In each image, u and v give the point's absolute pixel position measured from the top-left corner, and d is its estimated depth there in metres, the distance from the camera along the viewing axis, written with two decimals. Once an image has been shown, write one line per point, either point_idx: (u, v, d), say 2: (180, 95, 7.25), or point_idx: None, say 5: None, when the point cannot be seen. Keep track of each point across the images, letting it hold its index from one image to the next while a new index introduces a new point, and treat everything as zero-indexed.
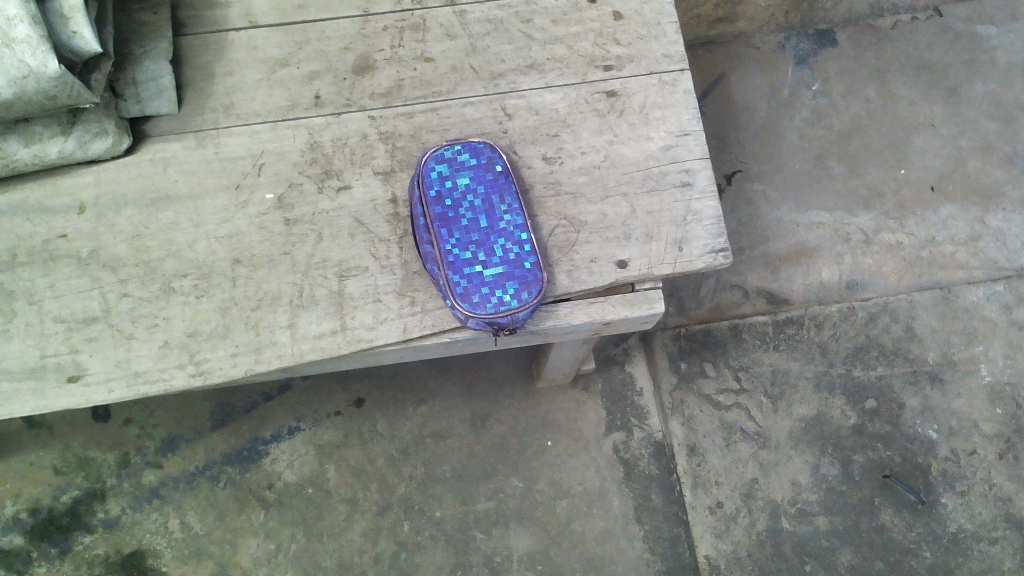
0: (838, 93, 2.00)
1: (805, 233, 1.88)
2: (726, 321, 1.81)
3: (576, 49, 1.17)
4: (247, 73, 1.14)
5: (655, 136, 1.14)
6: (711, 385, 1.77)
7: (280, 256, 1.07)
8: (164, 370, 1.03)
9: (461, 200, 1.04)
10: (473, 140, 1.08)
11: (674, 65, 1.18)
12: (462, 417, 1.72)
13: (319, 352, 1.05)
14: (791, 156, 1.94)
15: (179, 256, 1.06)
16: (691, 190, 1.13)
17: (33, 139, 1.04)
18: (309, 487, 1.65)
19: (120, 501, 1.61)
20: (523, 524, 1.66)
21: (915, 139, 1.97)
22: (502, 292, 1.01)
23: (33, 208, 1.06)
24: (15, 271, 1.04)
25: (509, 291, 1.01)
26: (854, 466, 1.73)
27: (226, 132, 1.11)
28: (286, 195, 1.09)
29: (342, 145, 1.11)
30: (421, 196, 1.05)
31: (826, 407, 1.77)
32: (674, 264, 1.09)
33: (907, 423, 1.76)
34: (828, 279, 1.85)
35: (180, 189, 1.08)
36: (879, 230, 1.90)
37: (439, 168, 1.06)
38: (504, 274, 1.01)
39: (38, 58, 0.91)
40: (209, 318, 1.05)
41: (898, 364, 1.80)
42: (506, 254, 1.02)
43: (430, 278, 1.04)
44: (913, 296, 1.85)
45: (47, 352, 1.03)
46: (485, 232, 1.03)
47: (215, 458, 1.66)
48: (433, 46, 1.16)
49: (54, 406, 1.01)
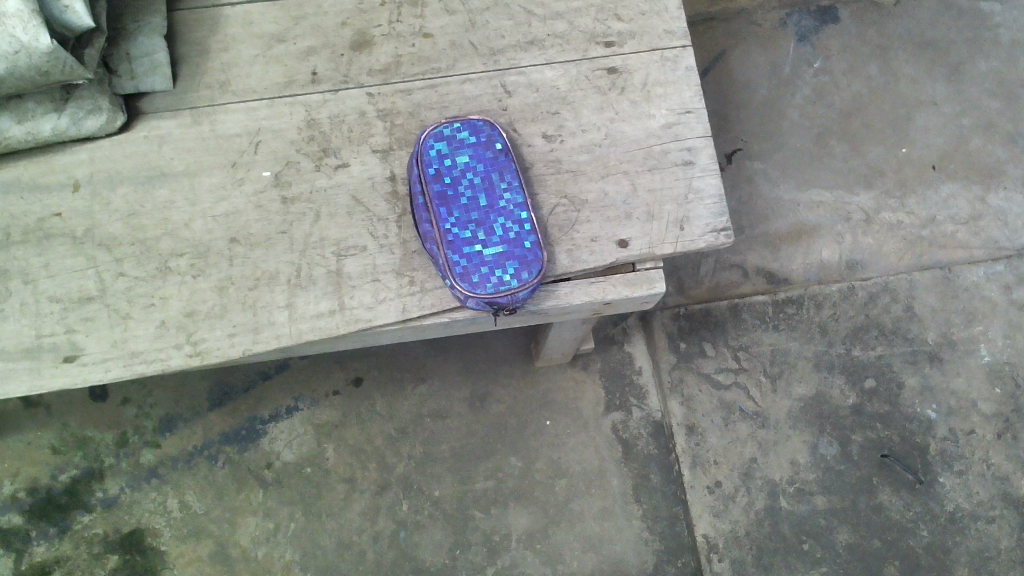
0: (840, 71, 1.98)
1: (806, 212, 1.87)
2: (725, 301, 1.81)
3: (577, 24, 1.15)
4: (243, 49, 1.12)
5: (656, 114, 1.13)
6: (710, 364, 1.77)
7: (278, 235, 1.06)
8: (161, 350, 1.02)
9: (460, 177, 1.03)
10: (473, 117, 1.07)
11: (676, 41, 1.16)
12: (462, 396, 1.72)
13: (318, 332, 1.04)
14: (792, 135, 1.92)
15: (176, 235, 1.05)
16: (693, 169, 1.11)
17: (26, 116, 1.02)
18: (308, 466, 1.65)
19: (119, 480, 1.61)
20: (522, 503, 1.66)
21: (917, 117, 1.95)
22: (501, 273, 1.00)
23: (26, 186, 1.04)
24: (10, 250, 1.03)
25: (508, 274, 1.00)
26: (852, 446, 1.74)
27: (222, 108, 1.09)
28: (283, 173, 1.08)
29: (340, 123, 1.10)
30: (418, 173, 1.03)
31: (825, 386, 1.77)
32: (675, 243, 1.08)
33: (907, 402, 1.77)
34: (828, 258, 1.85)
35: (175, 166, 1.07)
36: (880, 209, 1.89)
37: (438, 146, 1.04)
38: (501, 254, 1.00)
39: (30, 33, 0.89)
40: (206, 297, 1.04)
41: (898, 344, 1.80)
42: (505, 232, 1.01)
43: (428, 258, 1.03)
44: (913, 276, 1.85)
45: (43, 332, 1.02)
46: (486, 210, 1.02)
47: (213, 437, 1.65)
48: (432, 22, 1.14)
49: (51, 386, 1.01)
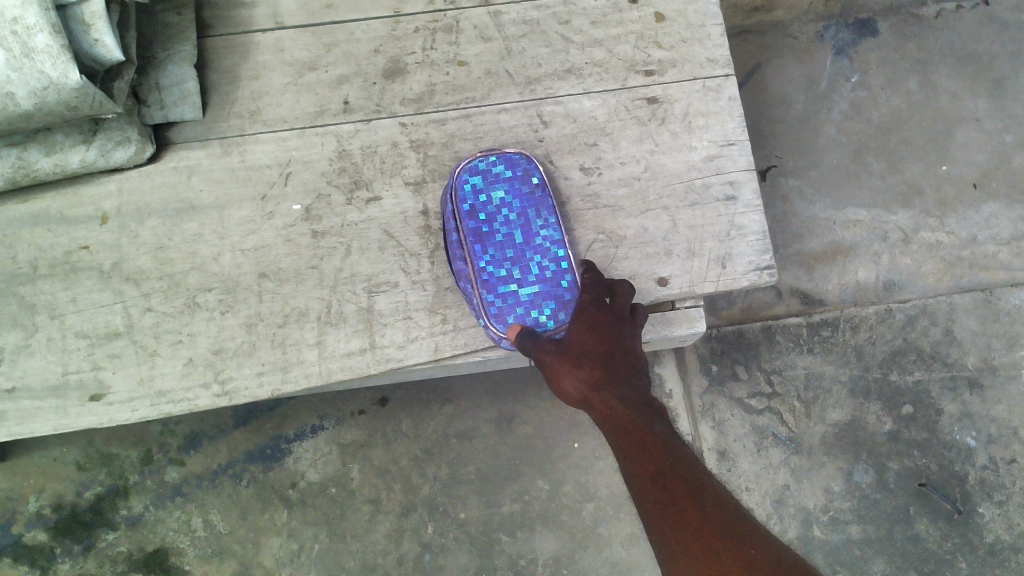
0: (878, 85, 1.90)
1: (841, 231, 1.83)
2: (759, 322, 1.77)
3: (616, 52, 1.11)
4: (274, 76, 1.08)
5: (698, 146, 1.09)
6: (743, 388, 1.73)
7: (308, 270, 1.04)
8: (189, 389, 1.01)
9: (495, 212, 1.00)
10: (509, 149, 1.04)
11: (719, 70, 1.12)
12: (488, 417, 1.67)
13: (348, 371, 1.02)
14: (828, 151, 1.87)
15: (204, 269, 1.03)
16: (735, 204, 1.08)
17: (54, 148, 0.99)
18: (333, 486, 1.63)
19: (143, 498, 1.60)
20: (549, 527, 1.63)
21: (957, 134, 1.88)
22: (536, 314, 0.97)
23: (53, 218, 1.02)
24: (36, 283, 1.01)
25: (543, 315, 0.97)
26: (888, 474, 1.71)
27: (252, 138, 1.06)
28: (314, 206, 1.05)
29: (372, 154, 1.07)
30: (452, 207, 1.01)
31: (861, 412, 1.73)
32: (716, 282, 1.07)
33: (945, 430, 1.74)
34: (864, 279, 1.81)
35: (204, 199, 1.05)
36: (918, 229, 1.84)
37: (473, 180, 1.01)
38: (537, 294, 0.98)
39: (59, 69, 0.86)
40: (235, 335, 1.02)
41: (936, 369, 1.76)
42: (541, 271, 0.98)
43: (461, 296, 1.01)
44: (953, 298, 1.80)
45: (69, 368, 1.01)
46: (523, 248, 0.99)
47: (238, 456, 1.63)
48: (467, 49, 1.10)
49: (77, 424, 1.00)
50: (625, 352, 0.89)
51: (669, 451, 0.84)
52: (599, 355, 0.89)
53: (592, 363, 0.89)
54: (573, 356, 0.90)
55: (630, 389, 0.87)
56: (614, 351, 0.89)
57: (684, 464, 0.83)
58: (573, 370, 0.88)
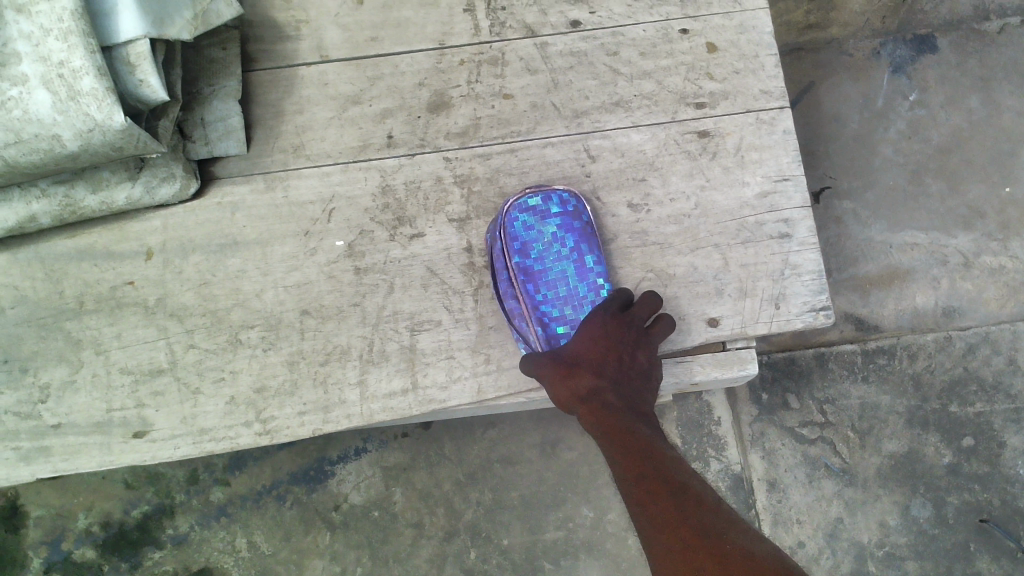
0: (938, 104, 1.83)
1: (899, 254, 1.76)
2: (811, 349, 1.71)
3: (666, 84, 1.08)
4: (318, 111, 1.07)
5: (751, 182, 1.06)
6: (795, 418, 1.68)
7: (350, 307, 1.03)
8: (230, 427, 1.01)
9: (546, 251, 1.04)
10: (559, 186, 1.04)
11: (773, 102, 1.08)
12: (533, 442, 1.65)
13: (390, 412, 1.01)
14: (884, 172, 1.80)
15: (247, 305, 1.03)
16: (790, 242, 1.05)
17: (101, 186, 0.99)
18: (375, 510, 1.62)
19: (188, 518, 1.60)
20: (593, 555, 1.61)
21: (1022, 154, 1.81)
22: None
23: (99, 253, 1.02)
24: (83, 318, 1.02)
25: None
26: (947, 508, 1.65)
27: (296, 174, 1.05)
28: (357, 242, 1.04)
29: (416, 189, 1.05)
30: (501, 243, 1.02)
31: (918, 444, 1.67)
32: (769, 323, 1.04)
33: (1008, 463, 1.67)
34: (922, 305, 1.74)
35: (247, 235, 1.04)
36: (980, 253, 1.77)
37: (523, 218, 1.03)
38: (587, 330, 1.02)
39: (104, 112, 0.86)
40: (276, 373, 1.02)
41: (999, 400, 1.70)
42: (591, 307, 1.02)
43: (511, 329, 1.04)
44: (1017, 326, 1.73)
45: (113, 406, 1.01)
46: (573, 284, 1.03)
47: (281, 477, 1.63)
48: (513, 82, 1.08)
49: (120, 462, 1.01)
50: (618, 359, 0.94)
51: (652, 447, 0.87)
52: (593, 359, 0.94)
53: (582, 369, 0.93)
54: (566, 363, 0.95)
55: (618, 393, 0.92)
56: (609, 355, 0.94)
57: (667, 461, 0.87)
58: (563, 376, 0.93)
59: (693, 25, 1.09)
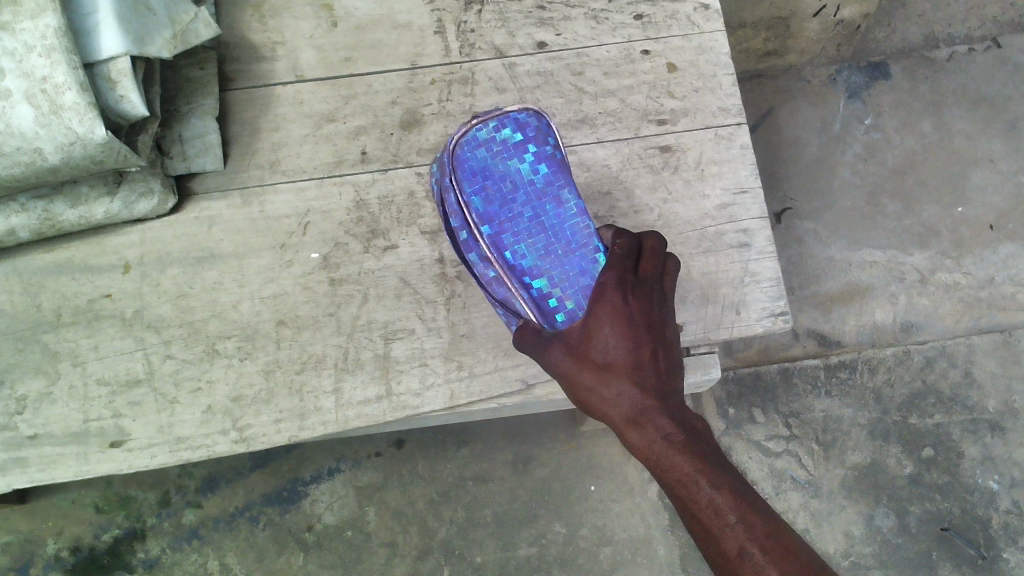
0: (892, 127, 1.91)
1: (858, 272, 1.82)
2: (775, 364, 1.76)
3: (629, 102, 1.12)
4: (293, 128, 1.10)
5: (711, 194, 1.11)
6: (761, 431, 1.72)
7: (326, 317, 1.05)
8: (207, 435, 1.03)
9: (505, 185, 0.97)
10: (507, 108, 0.99)
11: (731, 118, 1.14)
12: (505, 459, 1.67)
13: (365, 419, 1.04)
14: (842, 193, 1.86)
15: (224, 317, 1.05)
16: (749, 251, 1.10)
17: (79, 201, 1.01)
18: (349, 529, 1.62)
19: (160, 541, 1.60)
20: (566, 571, 1.62)
21: (973, 175, 1.88)
22: (574, 292, 0.92)
23: (77, 267, 1.04)
24: (60, 331, 1.03)
25: (580, 291, 0.92)
26: (910, 518, 1.69)
27: (272, 189, 1.08)
28: (331, 254, 1.07)
29: (389, 203, 1.09)
30: (455, 192, 0.97)
31: (881, 455, 1.72)
32: (730, 328, 1.09)
33: (967, 473, 1.72)
34: (881, 320, 1.80)
35: (224, 248, 1.06)
36: (936, 270, 1.83)
37: (479, 151, 0.98)
38: (569, 268, 0.93)
39: (86, 125, 0.89)
40: (253, 382, 1.04)
41: (956, 412, 1.75)
42: (568, 240, 0.94)
43: (489, 295, 0.96)
44: (972, 340, 1.79)
45: (90, 416, 1.03)
46: (541, 218, 0.96)
47: (254, 498, 1.63)
48: (482, 101, 1.12)
49: (97, 471, 1.02)
50: (655, 350, 0.79)
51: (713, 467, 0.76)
52: (625, 359, 0.78)
53: (620, 372, 0.78)
54: (601, 370, 0.79)
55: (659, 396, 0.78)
56: (641, 349, 0.79)
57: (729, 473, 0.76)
58: (599, 381, 0.79)
59: (654, 46, 1.15)
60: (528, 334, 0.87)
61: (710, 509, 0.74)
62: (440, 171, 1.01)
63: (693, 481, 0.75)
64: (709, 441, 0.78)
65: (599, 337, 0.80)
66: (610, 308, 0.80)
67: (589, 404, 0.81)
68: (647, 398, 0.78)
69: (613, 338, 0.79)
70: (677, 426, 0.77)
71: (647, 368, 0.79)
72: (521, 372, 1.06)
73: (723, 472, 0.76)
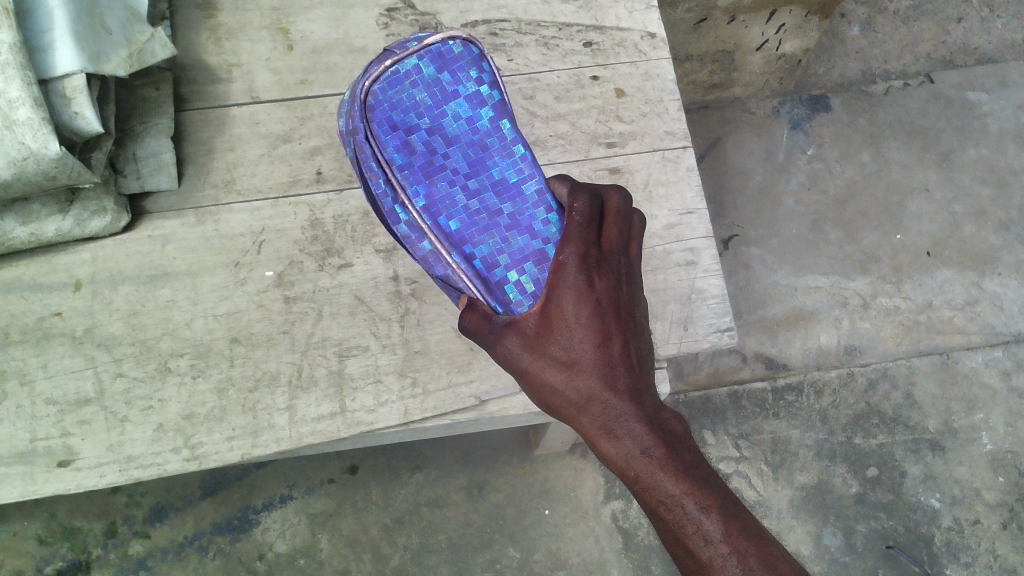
0: (833, 157, 1.98)
1: (803, 297, 1.87)
2: (725, 387, 1.79)
3: (579, 125, 1.16)
4: (248, 148, 1.11)
5: (658, 215, 1.15)
6: (712, 453, 1.74)
7: (280, 335, 1.06)
8: (158, 454, 1.02)
9: (433, 137, 0.83)
10: (427, 39, 0.83)
11: (677, 142, 1.18)
12: (459, 484, 1.67)
13: (318, 436, 1.04)
14: (787, 220, 1.92)
15: (176, 335, 1.05)
16: (695, 269, 1.14)
17: (31, 217, 1.01)
18: (301, 558, 1.60)
19: (106, 572, 1.56)
20: None
21: (910, 204, 1.96)
22: (524, 261, 0.81)
23: (27, 285, 1.04)
24: (8, 349, 1.02)
25: (530, 259, 0.81)
26: (856, 536, 1.72)
27: (227, 208, 1.09)
28: (286, 272, 1.08)
29: (344, 223, 1.10)
30: (373, 150, 0.82)
31: (827, 475, 1.76)
32: (678, 344, 1.11)
33: (910, 491, 1.77)
34: (826, 344, 1.85)
35: (178, 266, 1.06)
36: (877, 295, 1.89)
37: (399, 97, 0.83)
38: (516, 234, 0.82)
39: (39, 140, 0.89)
40: (205, 400, 1.04)
41: (899, 431, 1.81)
42: (513, 201, 0.82)
43: (425, 270, 0.84)
44: (912, 362, 1.85)
45: (37, 435, 1.01)
46: (480, 177, 0.83)
47: (204, 527, 1.60)
48: None
49: (43, 491, 1.00)
50: (625, 343, 0.73)
51: (692, 474, 0.69)
52: (594, 355, 0.72)
53: (588, 369, 0.71)
54: (566, 367, 0.72)
55: (633, 396, 0.71)
56: (609, 344, 0.72)
57: (710, 480, 0.70)
58: (565, 380, 0.72)
59: (603, 72, 1.19)
60: (477, 318, 0.77)
61: (698, 536, 0.68)
62: (349, 122, 0.84)
63: (678, 503, 0.69)
64: (690, 445, 0.72)
65: (564, 331, 0.72)
66: (576, 298, 0.72)
67: (554, 404, 0.74)
68: (620, 401, 0.71)
69: (580, 331, 0.72)
70: (655, 435, 0.70)
71: (616, 364, 0.72)
72: (474, 388, 1.07)
73: (707, 487, 0.70)
